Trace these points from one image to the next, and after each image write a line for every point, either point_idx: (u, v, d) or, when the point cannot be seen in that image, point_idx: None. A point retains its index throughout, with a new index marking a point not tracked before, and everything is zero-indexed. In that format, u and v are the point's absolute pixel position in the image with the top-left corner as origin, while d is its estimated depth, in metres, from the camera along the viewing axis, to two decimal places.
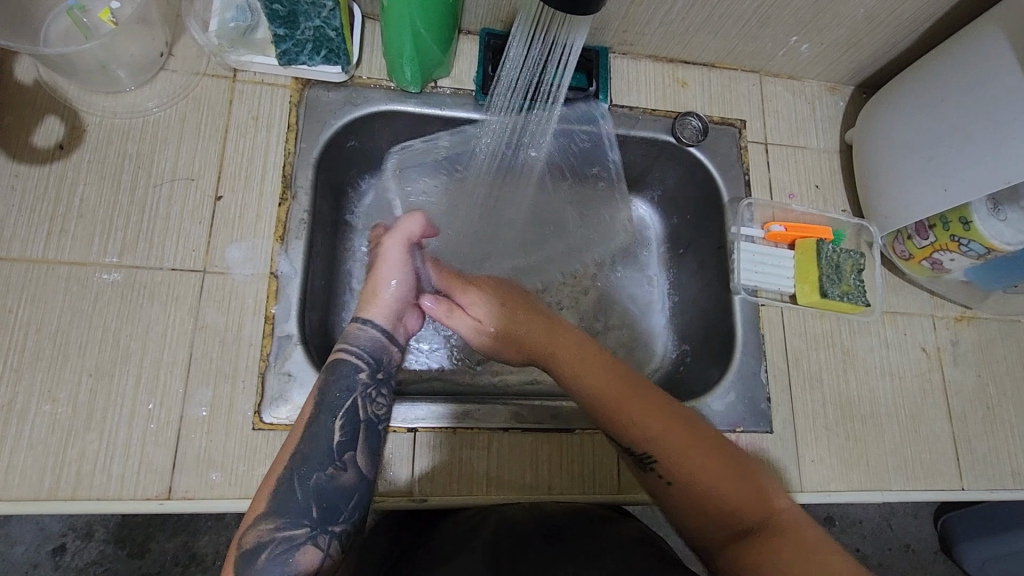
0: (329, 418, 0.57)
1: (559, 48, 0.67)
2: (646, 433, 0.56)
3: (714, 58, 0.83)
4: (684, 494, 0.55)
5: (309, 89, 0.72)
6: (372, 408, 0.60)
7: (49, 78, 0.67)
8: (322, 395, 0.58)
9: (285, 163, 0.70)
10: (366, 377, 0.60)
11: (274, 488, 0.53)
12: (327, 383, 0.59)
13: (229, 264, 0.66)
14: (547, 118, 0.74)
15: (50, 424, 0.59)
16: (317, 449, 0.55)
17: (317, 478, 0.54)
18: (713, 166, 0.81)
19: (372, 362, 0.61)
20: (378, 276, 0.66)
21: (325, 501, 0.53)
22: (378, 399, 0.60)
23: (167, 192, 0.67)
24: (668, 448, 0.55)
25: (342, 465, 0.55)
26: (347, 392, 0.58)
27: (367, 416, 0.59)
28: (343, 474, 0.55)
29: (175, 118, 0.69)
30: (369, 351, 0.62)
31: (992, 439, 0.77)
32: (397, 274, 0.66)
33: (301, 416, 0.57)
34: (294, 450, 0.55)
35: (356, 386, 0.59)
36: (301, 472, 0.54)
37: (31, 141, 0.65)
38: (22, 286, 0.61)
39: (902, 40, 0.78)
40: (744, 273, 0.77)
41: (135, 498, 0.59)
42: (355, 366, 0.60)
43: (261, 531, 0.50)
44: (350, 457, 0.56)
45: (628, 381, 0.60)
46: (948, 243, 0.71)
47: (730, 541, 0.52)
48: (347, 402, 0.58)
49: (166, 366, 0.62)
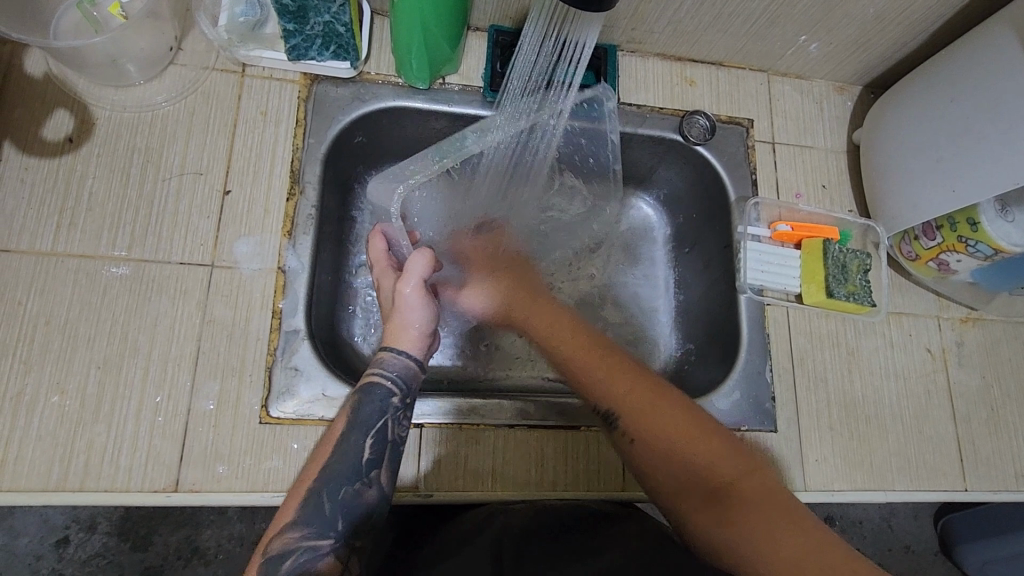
0: (360, 435, 0.55)
1: (570, 46, 0.67)
2: (613, 397, 0.59)
3: (723, 57, 0.83)
4: (654, 456, 0.55)
5: (317, 85, 0.72)
6: (400, 428, 0.58)
7: (59, 71, 0.67)
8: (354, 413, 0.56)
9: (293, 158, 0.70)
10: (398, 402, 0.58)
11: (301, 499, 0.52)
12: (359, 404, 0.57)
13: (237, 259, 0.66)
14: (558, 118, 0.73)
15: (59, 416, 0.59)
16: (345, 465, 0.54)
17: (343, 493, 0.53)
18: (721, 165, 0.81)
19: (405, 388, 0.59)
20: (404, 319, 0.62)
21: (349, 515, 0.52)
22: (405, 422, 0.58)
23: (176, 186, 0.67)
24: (634, 411, 0.57)
25: (368, 482, 0.54)
26: (378, 411, 0.57)
27: (395, 437, 0.57)
28: (368, 492, 0.54)
29: (184, 112, 0.69)
30: (403, 377, 0.59)
31: (997, 440, 0.77)
32: (424, 313, 0.62)
33: (331, 430, 0.56)
34: (321, 465, 0.54)
35: (387, 406, 0.57)
36: (328, 486, 0.53)
37: (41, 134, 0.65)
38: (31, 278, 0.61)
39: (911, 40, 0.78)
40: (750, 272, 0.77)
41: (143, 491, 0.59)
42: (388, 391, 0.58)
43: (288, 539, 0.50)
44: (377, 475, 0.55)
45: (596, 344, 0.63)
46: (956, 244, 0.71)
47: (698, 504, 0.52)
48: (378, 422, 0.56)
49: (174, 359, 0.62)
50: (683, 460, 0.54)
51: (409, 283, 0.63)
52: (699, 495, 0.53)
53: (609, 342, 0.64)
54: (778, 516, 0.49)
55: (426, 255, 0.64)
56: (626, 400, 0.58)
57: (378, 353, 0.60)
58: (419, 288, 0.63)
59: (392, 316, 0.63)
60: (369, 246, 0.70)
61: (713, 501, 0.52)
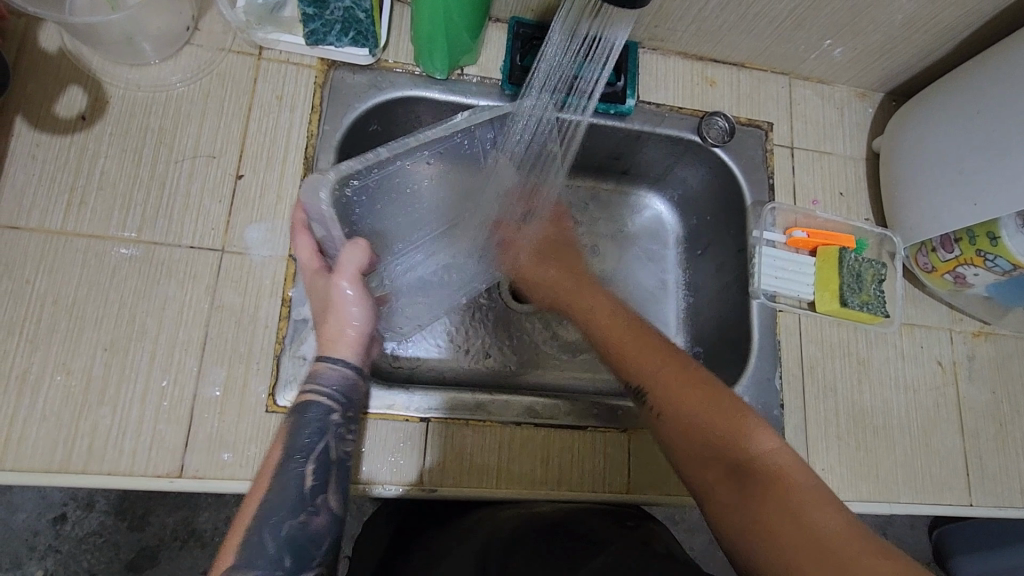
0: (298, 462, 0.52)
1: (601, 44, 0.66)
2: (646, 372, 0.60)
3: (745, 58, 0.82)
4: (682, 437, 0.55)
5: (334, 71, 0.71)
6: (343, 446, 0.55)
7: (73, 47, 0.66)
8: (291, 439, 0.53)
9: (307, 145, 0.69)
10: (338, 417, 0.55)
11: (241, 542, 0.49)
12: (296, 427, 0.54)
13: (247, 245, 0.65)
14: (583, 114, 0.73)
15: (63, 397, 0.58)
16: (286, 497, 0.51)
17: (288, 527, 0.50)
18: (738, 168, 0.80)
19: (344, 401, 0.56)
20: (337, 319, 0.58)
21: (298, 548, 0.50)
22: (348, 438, 0.56)
23: (188, 168, 0.66)
24: (666, 386, 0.58)
25: (314, 509, 0.51)
26: (317, 433, 0.54)
27: (339, 456, 0.54)
28: (316, 519, 0.51)
29: (199, 94, 0.68)
30: (341, 390, 0.56)
31: (1004, 456, 0.77)
32: (359, 314, 0.59)
33: (267, 461, 0.53)
34: (260, 499, 0.51)
35: (327, 425, 0.54)
36: (268, 524, 0.49)
37: (54, 111, 0.64)
38: (40, 256, 0.61)
39: (938, 48, 0.77)
40: (764, 278, 0.77)
41: (147, 474, 0.59)
42: (325, 408, 0.55)
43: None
44: (323, 499, 0.52)
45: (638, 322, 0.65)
46: (974, 258, 0.70)
47: (716, 477, 0.51)
48: (319, 446, 0.53)
49: (181, 344, 0.62)
50: (710, 440, 0.53)
51: (345, 278, 0.59)
52: (721, 472, 0.51)
53: (652, 325, 0.65)
54: (799, 517, 0.45)
55: (363, 249, 0.60)
56: (662, 380, 0.58)
57: (312, 365, 0.57)
58: (352, 277, 0.59)
59: (325, 316, 0.59)
60: (294, 246, 0.62)
61: (733, 475, 0.50)
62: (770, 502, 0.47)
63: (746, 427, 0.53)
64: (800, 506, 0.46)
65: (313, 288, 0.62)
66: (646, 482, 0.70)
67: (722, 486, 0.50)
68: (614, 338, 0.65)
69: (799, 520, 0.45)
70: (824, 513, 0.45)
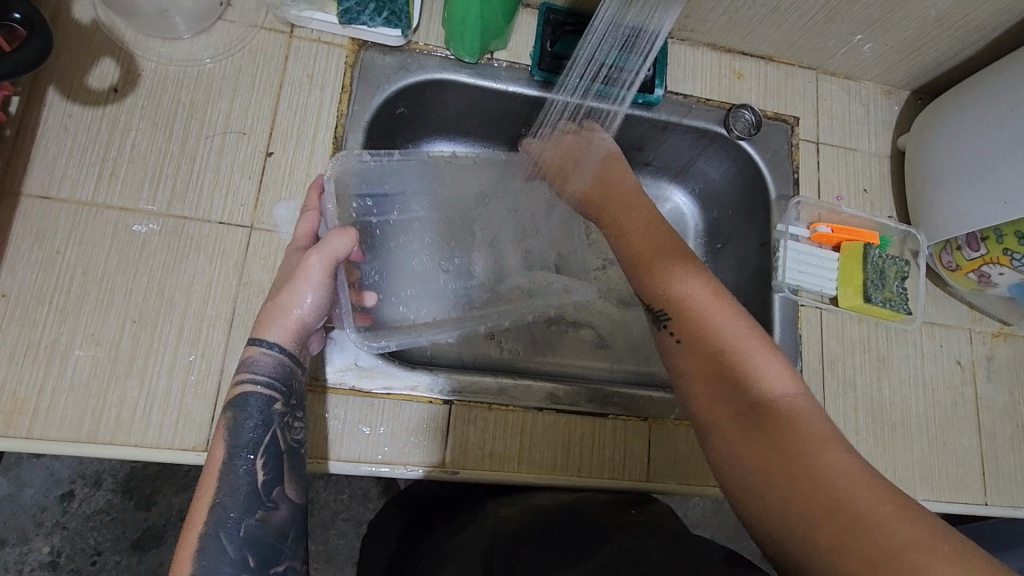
0: (245, 458, 0.49)
1: (645, 36, 0.65)
2: (674, 302, 0.57)
3: (773, 52, 0.82)
4: (701, 378, 0.53)
5: (365, 51, 0.71)
6: (291, 434, 0.53)
7: (107, 19, 0.66)
8: (233, 437, 0.50)
9: (337, 125, 0.69)
10: (281, 406, 0.53)
11: (195, 550, 0.45)
12: (234, 424, 0.51)
13: (276, 223, 0.65)
14: (620, 105, 0.73)
15: (92, 367, 0.59)
16: (240, 496, 0.48)
17: (246, 526, 0.47)
18: (764, 162, 0.80)
19: (284, 390, 0.53)
20: (287, 296, 0.55)
21: (262, 546, 0.47)
22: (295, 425, 0.53)
23: (219, 144, 0.66)
24: (689, 315, 0.56)
25: (272, 504, 0.49)
26: (259, 427, 0.51)
27: (289, 444, 0.52)
28: (275, 513, 0.49)
29: (230, 70, 0.68)
30: (278, 377, 0.53)
31: (1019, 457, 0.77)
32: (312, 298, 0.55)
33: (208, 464, 0.49)
34: (209, 502, 0.47)
35: (270, 418, 0.52)
36: (224, 526, 0.46)
37: (86, 83, 0.64)
38: (70, 227, 0.61)
39: (968, 47, 0.77)
40: (788, 271, 0.76)
41: (173, 447, 0.59)
42: (264, 400, 0.52)
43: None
44: (280, 493, 0.50)
45: (674, 250, 0.62)
46: (1000, 256, 0.71)
47: (726, 413, 0.49)
48: (264, 438, 0.51)
49: (209, 319, 0.62)
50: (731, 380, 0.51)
51: (320, 257, 0.56)
52: (732, 413, 0.49)
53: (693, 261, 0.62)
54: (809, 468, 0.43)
55: (349, 238, 0.58)
56: (689, 308, 0.56)
57: (245, 351, 0.53)
58: (328, 264, 0.56)
59: (279, 290, 0.56)
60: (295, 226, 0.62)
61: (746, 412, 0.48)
62: (780, 448, 0.45)
63: (767, 369, 0.51)
64: (811, 454, 0.43)
65: (286, 261, 0.60)
66: (665, 470, 0.70)
67: (731, 423, 0.49)
68: (647, 264, 0.62)
69: (814, 468, 0.42)
70: (841, 464, 0.42)
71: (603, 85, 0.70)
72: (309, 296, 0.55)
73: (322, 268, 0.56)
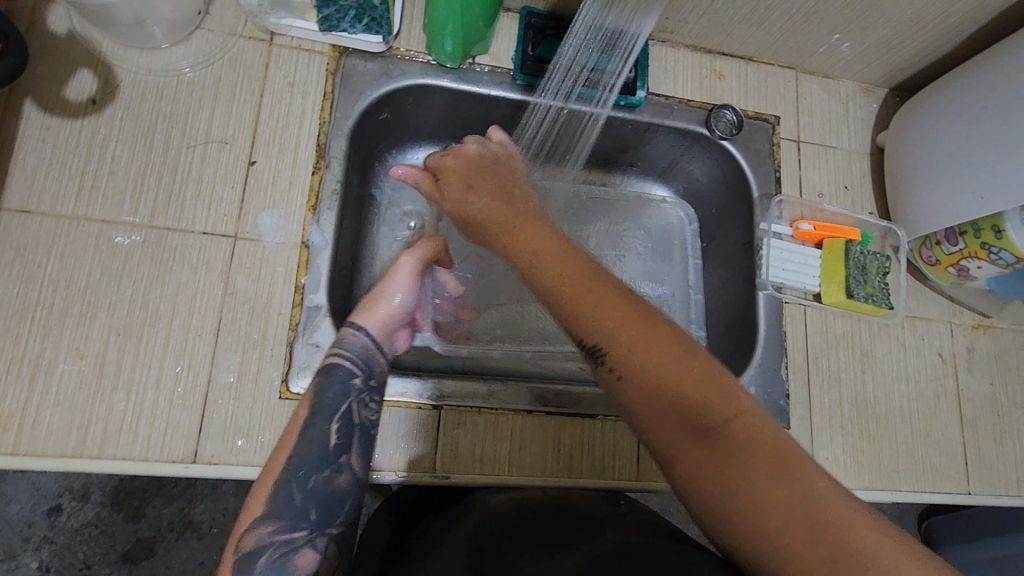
0: (326, 420, 0.54)
1: (625, 37, 0.67)
2: (604, 332, 0.49)
3: (753, 51, 0.83)
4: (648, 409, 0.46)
5: (346, 58, 0.71)
6: (367, 412, 0.56)
7: (83, 29, 0.65)
8: (318, 398, 0.55)
9: (319, 132, 0.69)
10: (360, 383, 0.57)
11: (269, 495, 0.50)
12: (320, 390, 0.56)
13: (260, 232, 0.65)
14: (604, 107, 0.73)
15: (77, 382, 0.58)
16: (311, 452, 0.52)
17: (315, 479, 0.51)
18: (745, 161, 0.81)
19: (366, 370, 0.58)
20: (383, 289, 0.63)
21: (324, 503, 0.51)
22: (371, 406, 0.57)
23: (201, 154, 0.65)
24: (624, 345, 0.48)
25: (338, 467, 0.52)
26: (339, 394, 0.56)
27: (362, 420, 0.56)
28: (340, 477, 0.52)
29: (210, 79, 0.67)
30: (362, 357, 0.58)
31: (1000, 447, 0.79)
32: (401, 293, 0.63)
33: (294, 420, 0.55)
34: (286, 453, 0.52)
35: (349, 390, 0.56)
36: (295, 477, 0.51)
37: (63, 95, 0.63)
38: (51, 240, 0.60)
39: (942, 45, 0.78)
40: (772, 269, 0.78)
41: (161, 460, 0.58)
42: (348, 372, 0.57)
43: (260, 535, 0.48)
44: (347, 459, 0.53)
45: (581, 266, 0.52)
46: (978, 250, 0.72)
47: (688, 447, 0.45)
48: (342, 406, 0.55)
49: (195, 330, 0.62)
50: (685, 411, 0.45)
51: (408, 258, 0.65)
52: (695, 444, 0.44)
53: (607, 269, 0.53)
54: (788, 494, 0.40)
55: (433, 244, 0.68)
56: (621, 337, 0.48)
57: (340, 330, 0.60)
58: (415, 267, 0.65)
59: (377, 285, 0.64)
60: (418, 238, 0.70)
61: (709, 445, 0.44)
62: (756, 480, 0.42)
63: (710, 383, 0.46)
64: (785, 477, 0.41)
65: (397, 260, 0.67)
66: (654, 469, 0.70)
67: (697, 459, 0.44)
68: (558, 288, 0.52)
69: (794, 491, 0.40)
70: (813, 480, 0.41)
71: (585, 87, 0.71)
72: (400, 291, 0.63)
73: (414, 267, 0.65)
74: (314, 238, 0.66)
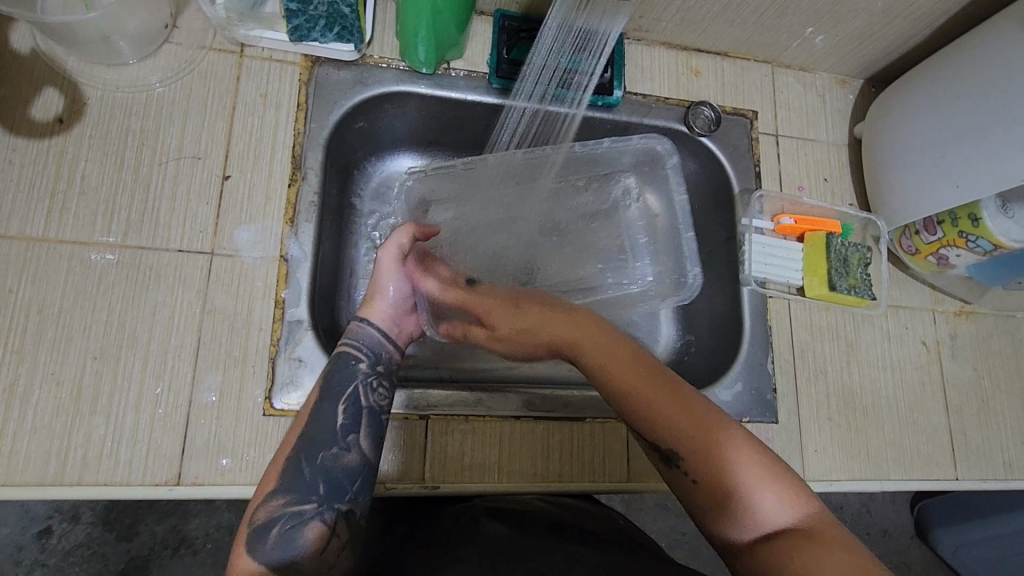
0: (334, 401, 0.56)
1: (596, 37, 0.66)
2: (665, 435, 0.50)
3: (729, 47, 0.83)
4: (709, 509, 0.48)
5: (319, 67, 0.70)
6: (374, 396, 0.57)
7: (47, 47, 0.64)
8: (326, 383, 0.57)
9: (294, 144, 0.68)
10: (366, 368, 0.58)
11: (282, 468, 0.52)
12: (328, 377, 0.57)
13: (238, 247, 0.64)
14: (577, 107, 0.73)
15: (54, 408, 0.57)
16: (320, 432, 0.54)
17: (323, 456, 0.52)
18: (724, 157, 0.81)
19: (373, 356, 0.59)
20: (376, 284, 0.63)
21: (331, 479, 0.52)
22: (379, 390, 0.58)
23: (173, 170, 0.64)
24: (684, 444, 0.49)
25: (346, 446, 0.54)
26: (348, 379, 0.57)
27: (371, 404, 0.57)
28: (347, 455, 0.54)
29: (180, 93, 0.66)
30: (369, 346, 0.59)
31: (986, 431, 0.79)
32: (395, 283, 0.63)
33: (306, 402, 0.56)
34: (297, 434, 0.54)
35: (356, 374, 0.57)
36: (306, 452, 0.52)
37: (29, 115, 0.62)
38: (22, 263, 0.59)
39: (915, 35, 0.79)
40: (755, 265, 0.78)
41: (144, 484, 0.57)
42: (354, 358, 0.58)
43: (272, 507, 0.50)
44: (354, 439, 0.54)
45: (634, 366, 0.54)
46: (956, 239, 0.72)
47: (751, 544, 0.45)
48: (349, 389, 0.56)
49: (174, 350, 0.61)
50: (745, 513, 0.46)
51: (386, 253, 0.63)
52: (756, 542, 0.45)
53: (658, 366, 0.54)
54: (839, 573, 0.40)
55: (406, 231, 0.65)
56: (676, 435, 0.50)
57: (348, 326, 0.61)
58: (395, 254, 0.63)
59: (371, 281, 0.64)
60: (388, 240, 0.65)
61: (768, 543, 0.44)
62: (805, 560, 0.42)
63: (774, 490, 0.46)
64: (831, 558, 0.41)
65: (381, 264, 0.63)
66: (645, 469, 0.70)
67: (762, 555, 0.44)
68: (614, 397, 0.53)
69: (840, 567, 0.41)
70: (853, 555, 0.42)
71: (559, 88, 0.71)
72: (394, 281, 0.63)
73: (394, 254, 0.63)
74: (293, 252, 0.65)
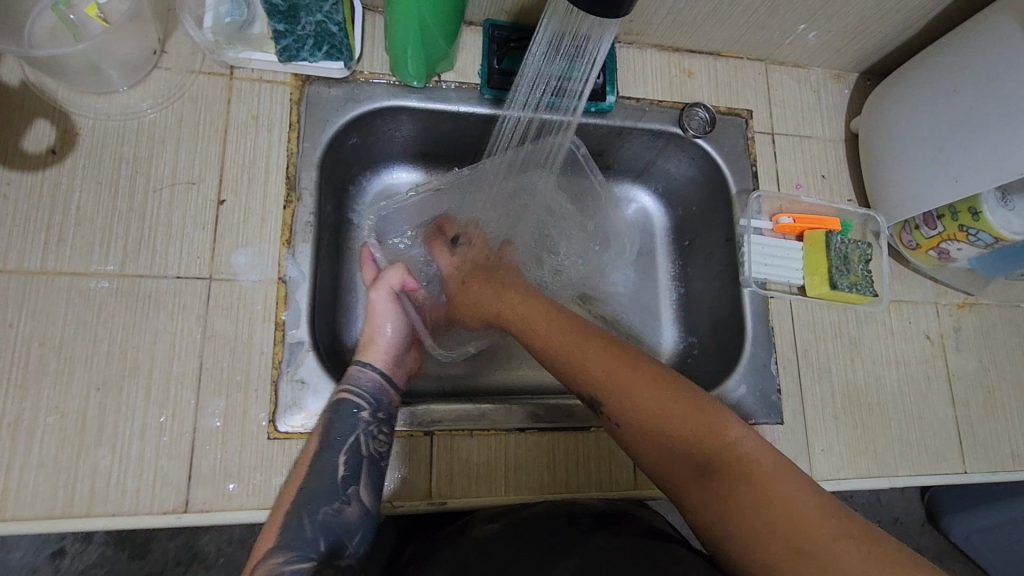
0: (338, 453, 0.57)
1: (587, 45, 0.63)
2: (580, 360, 0.56)
3: (721, 47, 0.82)
4: (682, 476, 0.47)
5: (309, 86, 0.70)
6: (375, 445, 0.59)
7: (36, 79, 0.64)
8: (327, 433, 0.58)
9: (288, 164, 0.68)
10: (368, 417, 0.60)
11: (281, 524, 0.52)
12: (331, 424, 0.59)
13: (235, 271, 0.64)
14: (575, 114, 0.72)
15: (59, 440, 0.57)
16: (322, 485, 0.55)
17: (325, 512, 0.54)
18: (721, 157, 0.80)
19: (374, 403, 0.61)
20: (373, 323, 0.66)
21: (331, 534, 0.53)
22: (379, 437, 0.60)
23: (168, 196, 0.64)
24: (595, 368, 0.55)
25: (346, 499, 0.55)
26: (350, 428, 0.59)
27: (371, 453, 0.59)
28: (348, 508, 0.55)
29: (170, 119, 0.66)
30: (371, 392, 0.61)
31: (993, 422, 0.79)
32: (392, 321, 0.67)
33: (306, 452, 0.58)
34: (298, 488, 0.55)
35: (357, 424, 0.59)
36: (307, 505, 0.54)
37: (22, 148, 0.62)
38: (21, 298, 0.59)
39: (908, 28, 0.78)
40: (754, 266, 0.78)
41: (151, 512, 0.57)
42: (357, 406, 0.60)
43: (272, 565, 0.50)
44: (354, 492, 0.56)
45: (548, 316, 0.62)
46: (957, 233, 0.72)
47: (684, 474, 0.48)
48: (351, 440, 0.58)
49: (177, 377, 0.61)
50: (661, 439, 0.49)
51: (380, 293, 0.68)
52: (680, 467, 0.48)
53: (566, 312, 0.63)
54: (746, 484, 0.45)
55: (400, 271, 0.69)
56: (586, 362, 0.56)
57: (349, 367, 0.63)
58: (387, 294, 0.68)
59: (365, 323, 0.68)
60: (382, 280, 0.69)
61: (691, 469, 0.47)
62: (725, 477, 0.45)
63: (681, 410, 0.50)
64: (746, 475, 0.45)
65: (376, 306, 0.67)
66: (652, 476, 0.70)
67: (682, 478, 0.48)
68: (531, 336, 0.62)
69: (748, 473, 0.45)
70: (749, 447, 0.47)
71: (553, 97, 0.70)
72: (391, 319, 0.67)
73: (388, 294, 0.68)
74: (291, 274, 0.65)
